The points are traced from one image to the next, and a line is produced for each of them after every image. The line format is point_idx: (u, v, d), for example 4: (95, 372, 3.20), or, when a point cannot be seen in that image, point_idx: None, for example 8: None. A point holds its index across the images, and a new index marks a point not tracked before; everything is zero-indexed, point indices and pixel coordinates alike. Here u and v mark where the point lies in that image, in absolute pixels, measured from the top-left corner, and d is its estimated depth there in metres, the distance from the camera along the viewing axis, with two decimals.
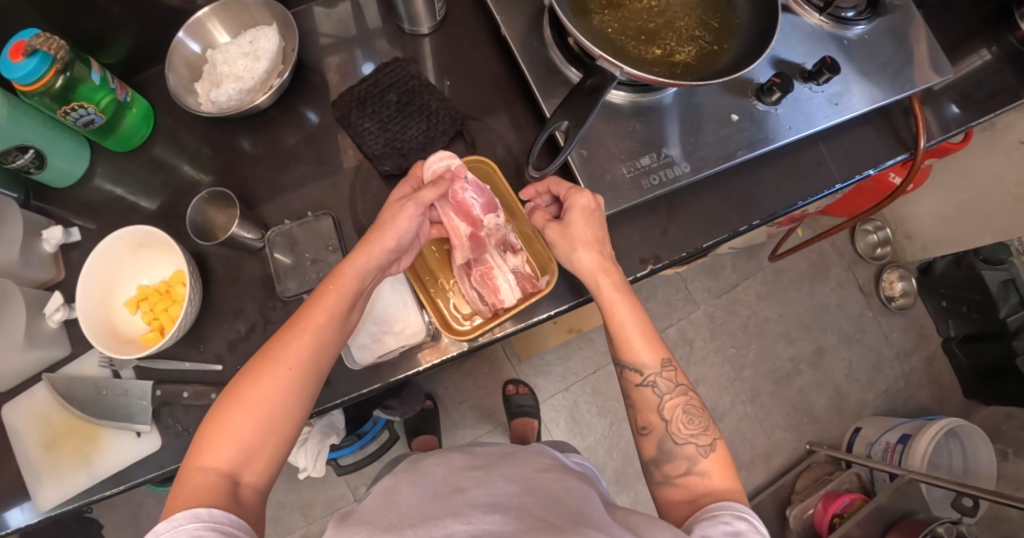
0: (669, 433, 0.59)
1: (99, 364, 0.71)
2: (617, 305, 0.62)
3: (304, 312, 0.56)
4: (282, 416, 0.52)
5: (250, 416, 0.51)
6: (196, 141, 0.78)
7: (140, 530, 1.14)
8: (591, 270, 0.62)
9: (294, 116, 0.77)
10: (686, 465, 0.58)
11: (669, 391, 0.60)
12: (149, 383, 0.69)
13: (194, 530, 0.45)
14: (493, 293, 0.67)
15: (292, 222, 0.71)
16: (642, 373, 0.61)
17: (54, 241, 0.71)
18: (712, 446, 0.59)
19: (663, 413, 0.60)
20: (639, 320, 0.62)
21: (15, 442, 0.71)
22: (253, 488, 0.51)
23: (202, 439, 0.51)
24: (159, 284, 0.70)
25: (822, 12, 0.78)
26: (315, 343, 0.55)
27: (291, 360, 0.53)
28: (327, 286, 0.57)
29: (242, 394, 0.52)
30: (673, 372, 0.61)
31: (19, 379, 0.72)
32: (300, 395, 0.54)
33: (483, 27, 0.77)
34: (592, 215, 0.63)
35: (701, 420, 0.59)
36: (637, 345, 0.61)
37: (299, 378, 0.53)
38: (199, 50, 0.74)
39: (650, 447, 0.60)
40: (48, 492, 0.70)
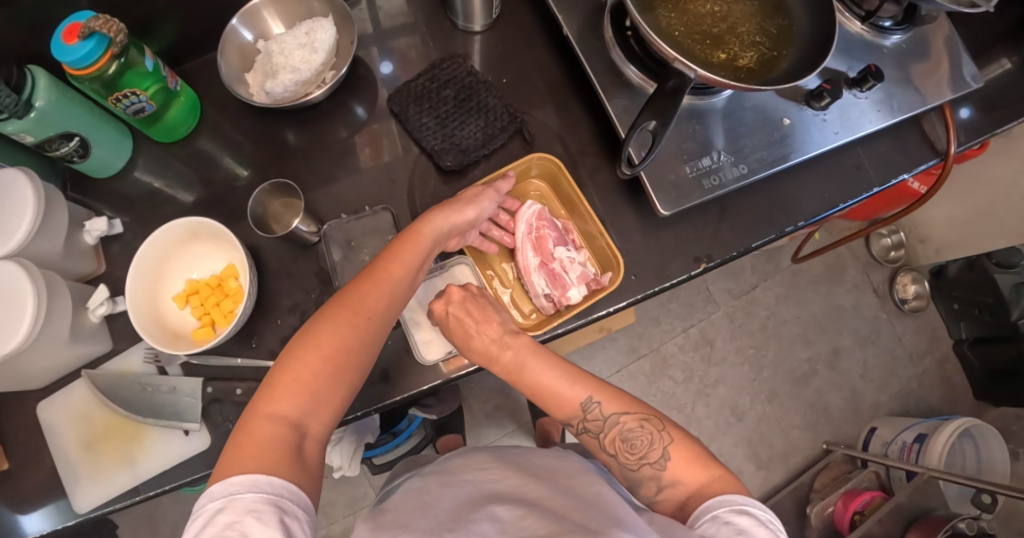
0: (622, 465, 0.57)
1: (144, 359, 0.69)
2: (525, 372, 0.59)
3: (380, 265, 0.57)
4: (351, 368, 0.53)
5: (324, 363, 0.51)
6: (241, 134, 0.76)
7: (158, 530, 1.14)
8: (485, 354, 0.59)
9: (344, 110, 0.75)
10: (656, 483, 0.54)
11: (603, 425, 0.57)
12: (199, 380, 0.67)
13: (253, 500, 0.42)
14: (561, 290, 0.69)
15: (349, 217, 0.70)
16: (573, 425, 0.59)
17: (98, 232, 0.69)
18: (666, 456, 0.54)
19: (609, 450, 0.57)
20: (551, 374, 0.59)
21: (53, 441, 0.69)
22: (315, 441, 0.50)
23: (270, 386, 0.50)
24: (210, 278, 0.68)
25: (863, 21, 0.79)
26: (390, 296, 0.56)
27: (367, 311, 0.54)
28: (404, 242, 0.59)
29: (316, 340, 0.52)
30: (599, 407, 0.58)
31: (58, 375, 0.69)
32: (370, 349, 0.54)
33: (536, 25, 0.77)
34: (467, 305, 0.60)
35: (644, 438, 0.56)
36: (556, 399, 0.58)
37: (372, 331, 0.54)
38: (252, 40, 0.73)
39: (620, 478, 0.58)
40: (88, 493, 0.67)
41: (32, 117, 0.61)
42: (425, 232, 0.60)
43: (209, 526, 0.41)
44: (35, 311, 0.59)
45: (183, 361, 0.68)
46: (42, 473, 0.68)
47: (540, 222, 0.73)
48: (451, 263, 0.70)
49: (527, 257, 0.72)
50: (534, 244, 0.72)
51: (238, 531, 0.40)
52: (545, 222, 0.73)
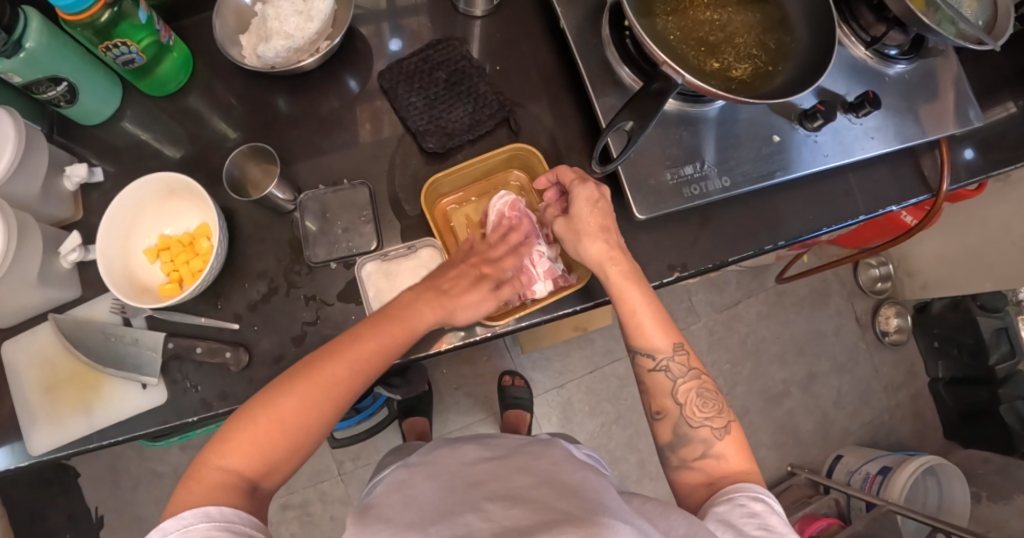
0: (684, 417, 0.59)
1: (111, 309, 0.69)
2: (628, 289, 0.62)
3: (360, 346, 0.56)
4: (304, 439, 0.53)
5: (278, 432, 0.52)
6: (232, 94, 0.76)
7: (118, 482, 1.16)
8: (602, 257, 0.63)
9: (337, 81, 0.75)
10: (702, 448, 0.58)
11: (682, 375, 0.61)
12: (161, 335, 0.67)
13: (204, 529, 0.46)
14: (527, 283, 0.69)
15: (327, 188, 0.70)
16: (655, 358, 0.61)
17: (77, 179, 0.69)
18: (727, 428, 0.58)
19: (677, 397, 0.60)
20: (651, 306, 0.62)
21: (12, 381, 0.69)
22: (262, 496, 0.53)
23: (224, 437, 0.52)
24: (183, 235, 0.68)
25: (867, 47, 0.77)
26: (359, 378, 0.55)
27: (332, 389, 0.54)
28: (385, 325, 0.58)
29: (275, 408, 0.52)
30: (686, 356, 0.61)
31: (24, 317, 0.69)
32: (325, 423, 0.54)
33: (538, 16, 0.77)
34: (598, 204, 0.64)
35: (714, 403, 0.59)
36: (649, 328, 0.62)
37: (331, 413, 0.54)
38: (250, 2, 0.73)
39: (665, 433, 0.60)
40: (42, 436, 0.68)
41: (21, 57, 0.61)
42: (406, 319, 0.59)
43: None
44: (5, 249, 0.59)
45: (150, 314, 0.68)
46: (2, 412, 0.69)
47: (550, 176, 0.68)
48: (419, 245, 0.69)
49: None
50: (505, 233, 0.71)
51: None
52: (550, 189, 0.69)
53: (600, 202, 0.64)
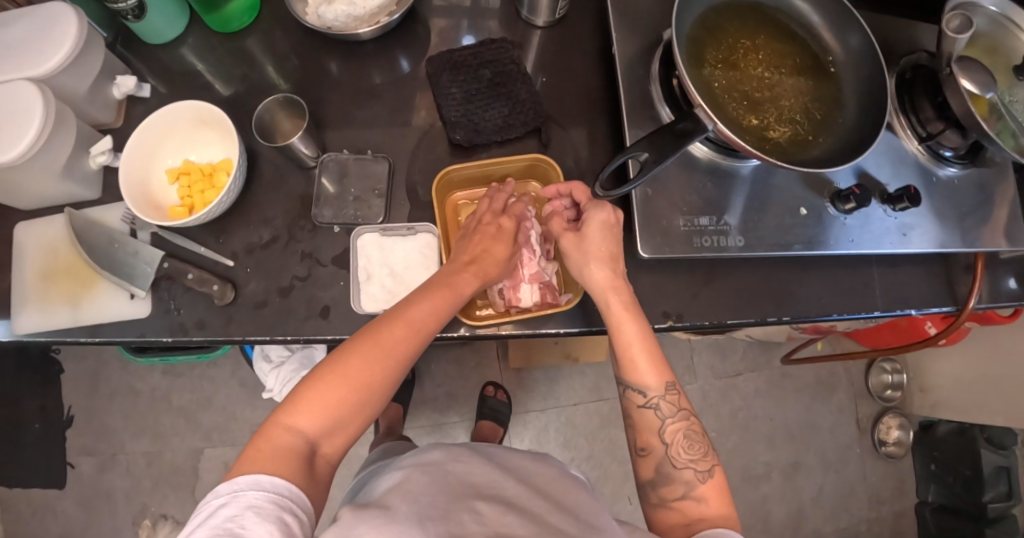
0: (668, 457, 0.59)
1: (122, 218, 0.72)
2: (625, 325, 0.61)
3: (411, 307, 0.57)
4: (371, 400, 0.52)
5: (352, 392, 0.51)
6: (287, 46, 0.78)
7: (95, 388, 1.19)
8: (604, 285, 0.62)
9: (388, 57, 0.77)
10: (682, 490, 0.57)
11: (671, 414, 0.60)
12: (159, 253, 0.69)
13: (254, 497, 0.43)
14: (513, 286, 0.69)
15: (349, 154, 0.72)
16: (645, 395, 0.60)
17: (125, 90, 0.73)
18: (710, 472, 0.58)
19: (664, 437, 0.59)
20: (646, 341, 0.60)
21: (20, 262, 0.73)
22: (325, 463, 0.50)
23: (294, 397, 0.50)
24: (205, 165, 0.70)
25: (921, 142, 0.75)
26: (416, 342, 0.55)
27: (394, 349, 0.54)
28: (436, 290, 0.59)
29: (345, 369, 0.51)
30: (677, 395, 0.60)
31: (43, 205, 0.73)
32: (388, 386, 0.53)
33: (596, 39, 0.77)
34: (610, 228, 0.64)
35: (701, 446, 0.59)
36: (640, 367, 0.60)
37: (395, 366, 0.53)
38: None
39: (647, 470, 0.59)
40: (29, 319, 0.70)
41: None
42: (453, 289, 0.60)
43: (211, 519, 0.42)
44: (36, 135, 0.63)
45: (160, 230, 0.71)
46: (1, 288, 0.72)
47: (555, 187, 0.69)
48: (420, 230, 0.70)
49: None
50: None
51: (238, 525, 0.41)
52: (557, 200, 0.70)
53: (613, 226, 0.65)
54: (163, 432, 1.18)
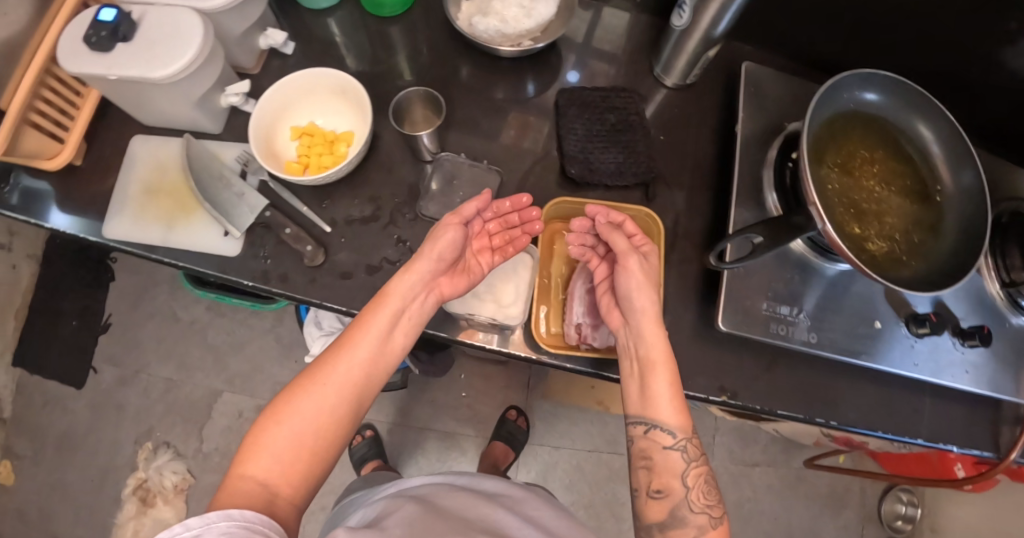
0: (687, 500, 0.57)
1: (236, 159, 0.75)
2: (659, 365, 0.60)
3: (345, 335, 0.59)
4: (321, 426, 0.54)
5: (290, 424, 0.53)
6: (425, 43, 0.82)
7: (139, 303, 1.23)
8: (646, 324, 0.62)
9: (517, 77, 0.80)
10: (694, 534, 0.56)
11: (694, 457, 0.58)
12: (262, 203, 0.70)
13: (226, 529, 0.42)
14: (592, 324, 0.68)
15: (466, 159, 0.75)
16: (671, 436, 0.58)
17: (270, 42, 0.76)
18: (722, 519, 0.57)
19: (684, 480, 0.58)
20: (673, 383, 0.60)
21: (130, 171, 0.76)
22: (290, 495, 0.51)
23: (245, 450, 0.52)
24: (330, 132, 0.74)
25: (1003, 286, 0.76)
26: (355, 361, 0.58)
27: (328, 378, 0.56)
28: (368, 310, 0.61)
29: (285, 406, 0.54)
30: (695, 439, 0.59)
31: (167, 125, 0.77)
32: (333, 408, 0.55)
33: (718, 111, 0.79)
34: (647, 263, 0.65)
35: (714, 492, 0.58)
36: (662, 403, 0.59)
37: (332, 392, 0.55)
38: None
39: (654, 512, 0.57)
40: (122, 226, 0.73)
41: None
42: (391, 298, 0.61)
43: None
44: (190, 60, 0.65)
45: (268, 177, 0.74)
46: (107, 187, 0.76)
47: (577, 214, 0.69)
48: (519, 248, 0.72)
49: (581, 280, 0.70)
50: (591, 274, 0.71)
51: None
52: (576, 236, 0.70)
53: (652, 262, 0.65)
54: (189, 364, 1.20)
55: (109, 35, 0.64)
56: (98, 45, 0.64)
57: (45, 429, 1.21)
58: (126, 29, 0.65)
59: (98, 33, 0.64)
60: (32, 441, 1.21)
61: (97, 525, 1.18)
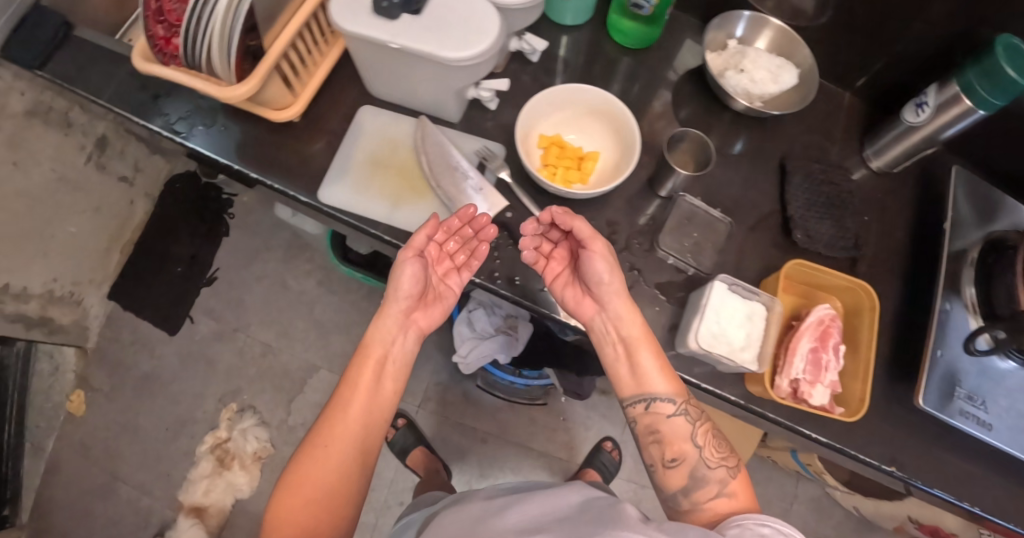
0: (701, 459, 0.55)
1: (474, 149, 0.68)
2: (642, 350, 0.59)
3: (340, 394, 0.58)
4: (332, 484, 0.53)
5: (310, 487, 0.52)
6: (642, 72, 0.78)
7: (249, 264, 1.25)
8: (625, 314, 0.61)
9: (730, 129, 0.77)
10: (716, 489, 0.54)
11: (693, 415, 0.57)
12: (503, 204, 0.66)
13: None
14: (811, 381, 0.66)
15: (701, 205, 0.71)
16: (672, 404, 0.57)
17: (524, 46, 0.70)
18: (735, 466, 0.55)
19: (695, 440, 0.56)
20: (656, 351, 0.60)
21: (356, 136, 0.70)
22: None
23: (270, 530, 0.51)
24: (582, 151, 0.68)
25: None
26: (358, 418, 0.56)
27: (327, 441, 0.54)
28: (363, 361, 0.59)
29: (296, 483, 0.53)
30: (690, 400, 0.58)
31: (405, 102, 0.71)
32: (342, 467, 0.54)
33: (917, 196, 0.79)
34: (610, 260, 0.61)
35: (727, 443, 0.57)
36: (653, 377, 0.58)
37: (344, 445, 0.54)
38: (735, 37, 0.76)
39: (675, 480, 0.55)
40: (344, 194, 0.67)
41: None
42: (376, 352, 0.60)
43: None
44: (478, 53, 0.59)
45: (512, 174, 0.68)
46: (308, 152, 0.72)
47: (524, 224, 0.63)
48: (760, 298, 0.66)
49: (805, 338, 0.67)
50: (817, 334, 0.67)
51: None
52: (529, 238, 0.64)
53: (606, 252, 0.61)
54: (293, 332, 1.23)
55: (400, 4, 0.59)
56: (386, 11, 0.59)
57: (128, 367, 1.21)
58: (419, 2, 0.60)
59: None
60: (111, 377, 1.21)
61: (160, 474, 1.16)
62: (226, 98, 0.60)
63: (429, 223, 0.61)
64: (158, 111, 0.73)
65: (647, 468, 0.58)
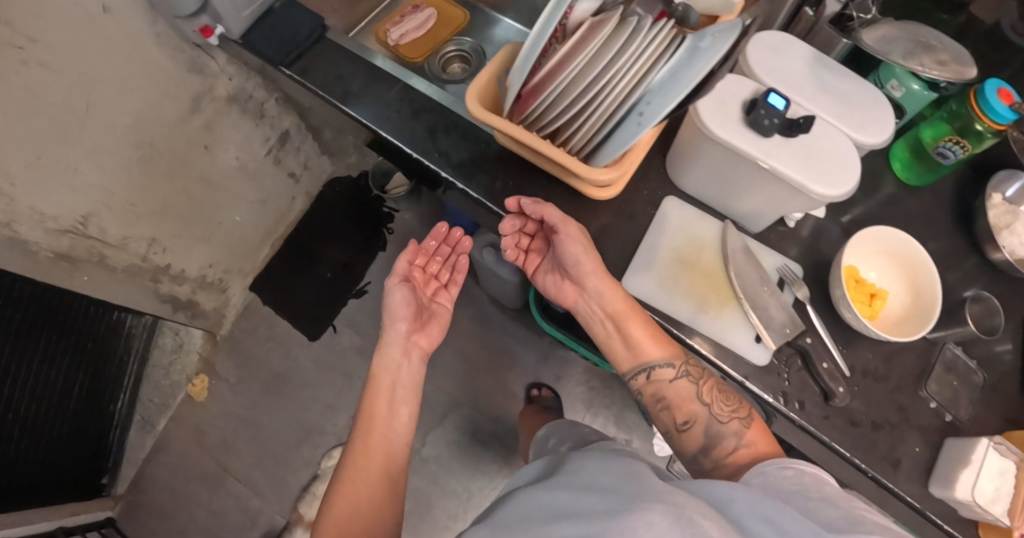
0: (712, 415, 0.63)
1: (775, 266, 0.71)
2: (630, 323, 0.66)
3: (362, 430, 0.69)
4: (375, 502, 0.64)
5: (352, 507, 0.62)
6: (900, 203, 0.79)
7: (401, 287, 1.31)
8: (603, 292, 0.67)
9: (982, 272, 0.77)
10: (734, 441, 0.62)
11: (693, 376, 0.66)
12: (802, 328, 0.68)
13: None
14: None
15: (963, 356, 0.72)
16: (672, 368, 0.66)
17: None
18: (750, 417, 0.63)
19: (702, 400, 0.64)
20: (646, 324, 0.67)
21: (663, 230, 0.72)
22: None
23: None
24: (877, 293, 0.70)
25: None
26: (381, 444, 0.68)
27: (361, 468, 0.66)
28: (369, 420, 0.70)
29: (341, 500, 0.63)
30: (688, 363, 0.66)
31: (715, 201, 0.72)
32: (377, 486, 0.65)
33: None
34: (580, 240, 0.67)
35: (735, 397, 0.65)
36: (648, 346, 0.67)
37: (375, 474, 0.65)
38: (1006, 197, 0.76)
39: (694, 441, 0.64)
40: (649, 284, 0.69)
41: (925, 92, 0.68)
42: (376, 412, 0.71)
43: None
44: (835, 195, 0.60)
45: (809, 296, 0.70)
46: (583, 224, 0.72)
47: (503, 224, 0.73)
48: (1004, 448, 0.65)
49: None
50: None
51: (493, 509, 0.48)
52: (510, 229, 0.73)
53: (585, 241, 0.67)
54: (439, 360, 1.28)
55: (777, 125, 0.60)
56: (765, 128, 0.60)
57: (261, 362, 1.25)
58: (797, 128, 0.60)
59: (771, 118, 0.60)
60: (240, 369, 1.25)
61: (273, 476, 1.17)
62: (585, 177, 0.59)
63: (412, 249, 0.83)
64: (453, 164, 0.76)
65: (665, 434, 0.67)
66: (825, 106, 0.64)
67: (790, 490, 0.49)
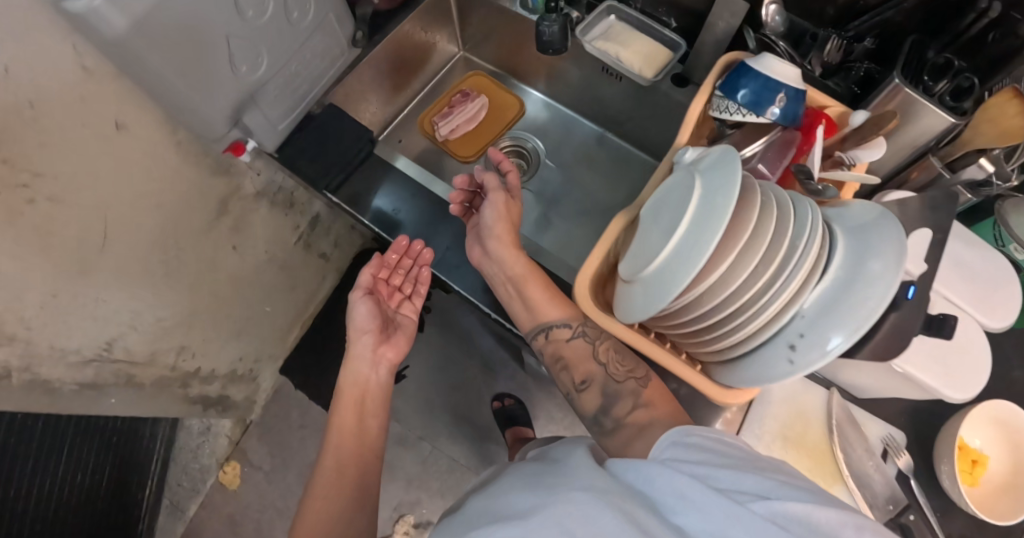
0: (608, 376, 0.58)
1: (879, 437, 0.68)
2: (529, 286, 0.64)
3: (328, 444, 0.62)
4: (341, 516, 0.57)
5: (317, 522, 0.56)
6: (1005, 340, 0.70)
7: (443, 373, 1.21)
8: (511, 265, 0.65)
9: None
10: (632, 403, 0.56)
11: (597, 335, 0.60)
12: (905, 503, 0.64)
13: None
14: None
15: None
16: (572, 327, 0.61)
17: None
18: (649, 378, 0.58)
19: (601, 358, 0.59)
20: (552, 295, 0.64)
21: (763, 406, 0.70)
22: None
23: None
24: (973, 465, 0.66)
25: None
26: (348, 457, 0.62)
27: (324, 480, 0.59)
28: (337, 425, 0.64)
29: (306, 524, 0.56)
30: (591, 325, 0.60)
31: (819, 368, 0.70)
32: (338, 494, 0.58)
33: None
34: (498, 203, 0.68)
35: (632, 355, 0.59)
36: (548, 307, 0.63)
37: (339, 485, 0.59)
38: None
39: (592, 402, 0.59)
40: None
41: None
42: (340, 416, 0.65)
43: None
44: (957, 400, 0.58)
45: (913, 466, 0.67)
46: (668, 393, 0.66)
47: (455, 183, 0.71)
48: None
49: None
50: None
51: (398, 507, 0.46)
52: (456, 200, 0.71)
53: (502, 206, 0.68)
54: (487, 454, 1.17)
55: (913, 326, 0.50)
56: None
57: (296, 452, 1.20)
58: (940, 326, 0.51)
59: None
60: (273, 457, 1.20)
61: None
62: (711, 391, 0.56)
63: (373, 262, 0.75)
64: None
65: (565, 397, 0.61)
66: (955, 287, 0.60)
67: (700, 466, 0.42)
